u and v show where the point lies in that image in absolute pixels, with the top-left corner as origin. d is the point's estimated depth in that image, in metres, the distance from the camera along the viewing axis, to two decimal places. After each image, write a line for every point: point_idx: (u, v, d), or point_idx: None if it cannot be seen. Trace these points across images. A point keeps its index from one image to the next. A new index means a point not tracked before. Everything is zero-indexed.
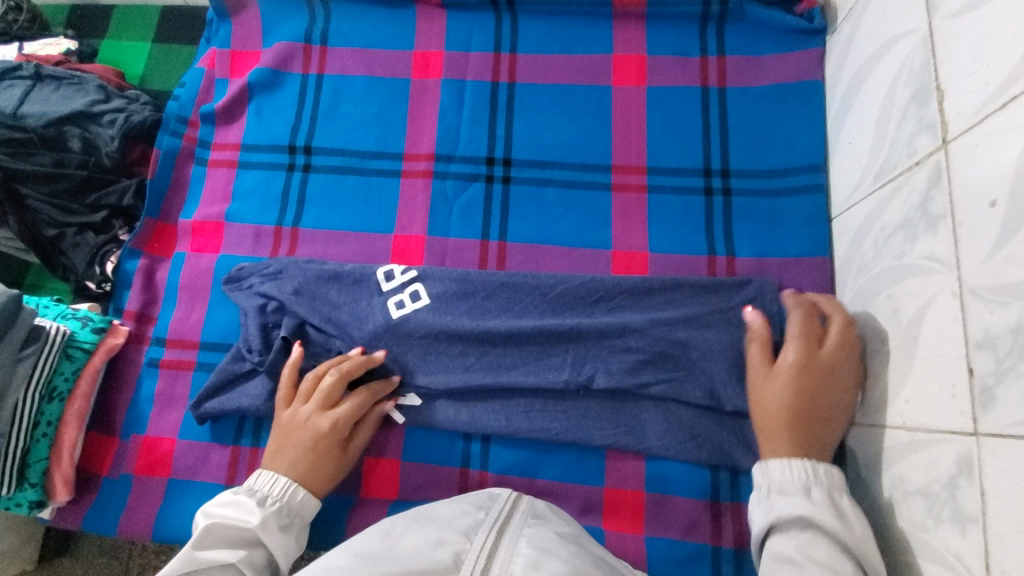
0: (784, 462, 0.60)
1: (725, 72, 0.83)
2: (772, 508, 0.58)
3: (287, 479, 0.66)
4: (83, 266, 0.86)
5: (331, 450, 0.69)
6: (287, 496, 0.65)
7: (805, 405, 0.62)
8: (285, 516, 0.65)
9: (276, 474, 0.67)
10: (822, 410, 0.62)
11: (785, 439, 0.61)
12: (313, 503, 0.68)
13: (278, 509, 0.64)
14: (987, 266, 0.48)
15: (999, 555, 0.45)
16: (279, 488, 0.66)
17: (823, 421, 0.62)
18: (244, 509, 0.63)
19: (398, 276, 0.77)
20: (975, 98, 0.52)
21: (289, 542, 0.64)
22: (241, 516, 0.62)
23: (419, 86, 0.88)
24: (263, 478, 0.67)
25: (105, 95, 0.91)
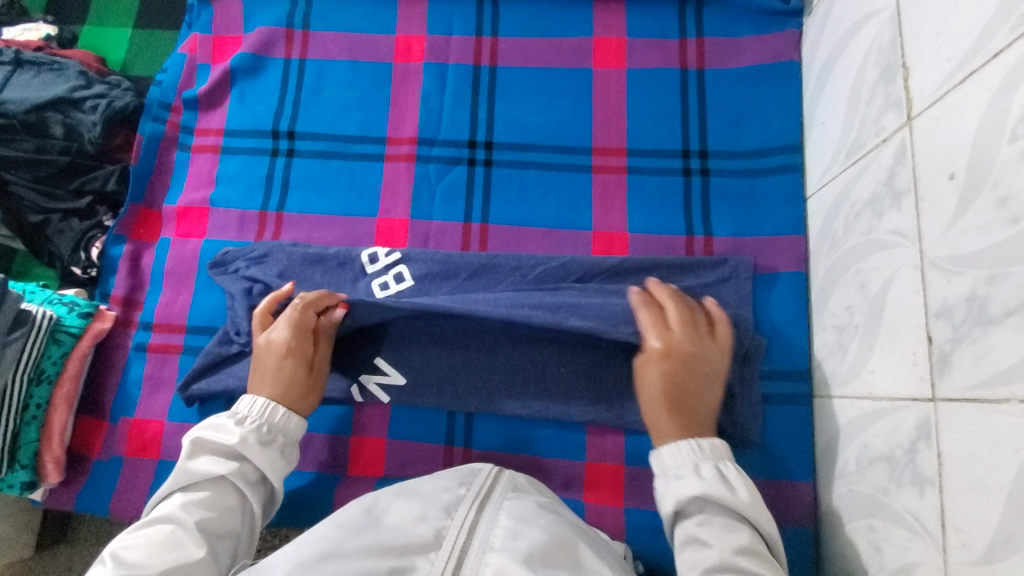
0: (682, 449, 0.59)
1: (704, 54, 0.84)
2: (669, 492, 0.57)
3: (265, 400, 0.65)
4: (68, 251, 0.87)
5: (295, 369, 0.68)
6: (266, 415, 0.64)
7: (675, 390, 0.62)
8: (269, 432, 0.64)
9: (254, 396, 0.66)
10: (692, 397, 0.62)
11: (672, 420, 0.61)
12: (297, 419, 0.66)
13: (258, 426, 0.63)
14: (946, 238, 0.50)
15: (953, 513, 0.48)
16: (257, 409, 0.65)
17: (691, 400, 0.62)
18: (225, 429, 0.63)
19: (382, 259, 0.78)
20: (938, 74, 0.53)
21: (277, 456, 0.63)
22: (223, 434, 0.62)
23: (401, 70, 0.89)
24: (242, 399, 0.66)
25: (87, 81, 0.91)
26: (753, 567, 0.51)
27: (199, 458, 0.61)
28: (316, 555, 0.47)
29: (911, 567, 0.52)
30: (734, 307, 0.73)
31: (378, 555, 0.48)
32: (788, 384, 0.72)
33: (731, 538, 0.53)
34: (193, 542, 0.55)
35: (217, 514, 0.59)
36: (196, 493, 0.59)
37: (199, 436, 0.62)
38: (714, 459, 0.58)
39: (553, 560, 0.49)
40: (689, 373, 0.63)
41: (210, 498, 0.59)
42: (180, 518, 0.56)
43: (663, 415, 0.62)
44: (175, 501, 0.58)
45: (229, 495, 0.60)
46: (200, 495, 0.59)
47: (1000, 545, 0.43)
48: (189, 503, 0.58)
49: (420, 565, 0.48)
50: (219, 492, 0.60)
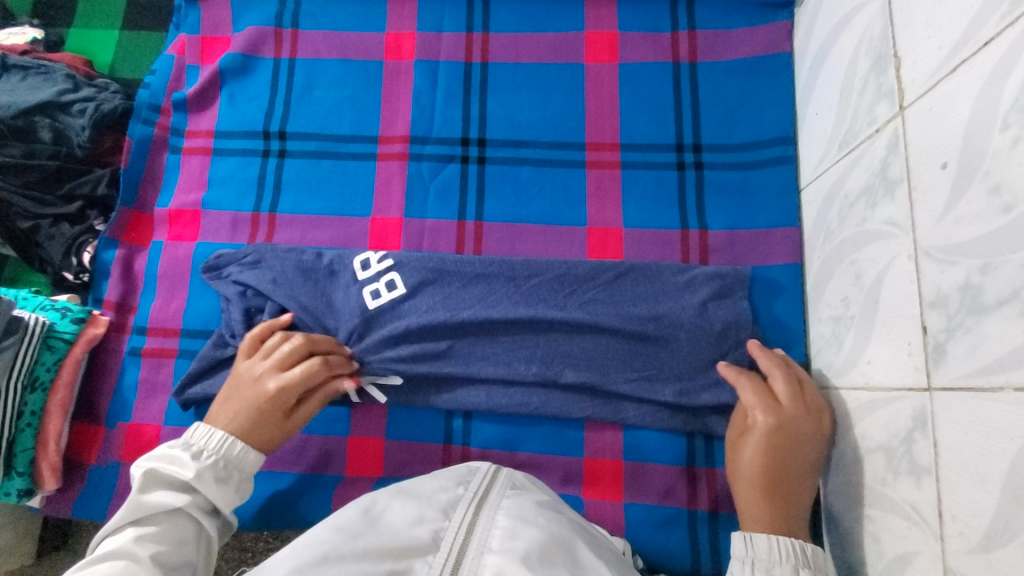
0: (769, 535, 0.58)
1: (696, 47, 0.84)
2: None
3: (224, 433, 0.65)
4: (60, 256, 0.86)
5: (274, 416, 0.68)
6: (224, 449, 0.64)
7: (776, 471, 0.62)
8: (223, 464, 0.64)
9: (211, 428, 0.65)
10: (789, 480, 0.62)
11: (765, 504, 0.61)
12: (254, 453, 0.66)
13: (215, 459, 0.63)
14: (939, 228, 0.50)
15: (950, 502, 0.48)
16: (215, 442, 0.64)
17: (792, 484, 0.62)
18: (180, 462, 0.62)
19: (374, 265, 0.78)
20: (929, 63, 0.53)
21: (230, 489, 0.64)
22: (177, 466, 0.62)
23: (392, 68, 0.88)
24: (201, 429, 0.65)
25: (74, 84, 0.91)
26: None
27: (150, 490, 0.61)
28: (314, 558, 0.47)
29: (909, 556, 0.52)
30: (729, 300, 0.73)
31: (376, 558, 0.48)
32: None
33: None
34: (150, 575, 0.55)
35: (173, 546, 0.59)
36: (151, 526, 0.59)
37: (151, 468, 0.61)
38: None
39: (552, 558, 0.49)
40: (791, 455, 0.62)
41: (166, 530, 0.59)
42: (135, 552, 0.56)
43: (757, 498, 0.61)
44: (126, 536, 0.57)
45: (183, 527, 0.60)
46: (156, 528, 0.58)
47: (996, 534, 0.43)
48: (142, 537, 0.58)
49: (418, 568, 0.48)
50: (174, 524, 0.60)
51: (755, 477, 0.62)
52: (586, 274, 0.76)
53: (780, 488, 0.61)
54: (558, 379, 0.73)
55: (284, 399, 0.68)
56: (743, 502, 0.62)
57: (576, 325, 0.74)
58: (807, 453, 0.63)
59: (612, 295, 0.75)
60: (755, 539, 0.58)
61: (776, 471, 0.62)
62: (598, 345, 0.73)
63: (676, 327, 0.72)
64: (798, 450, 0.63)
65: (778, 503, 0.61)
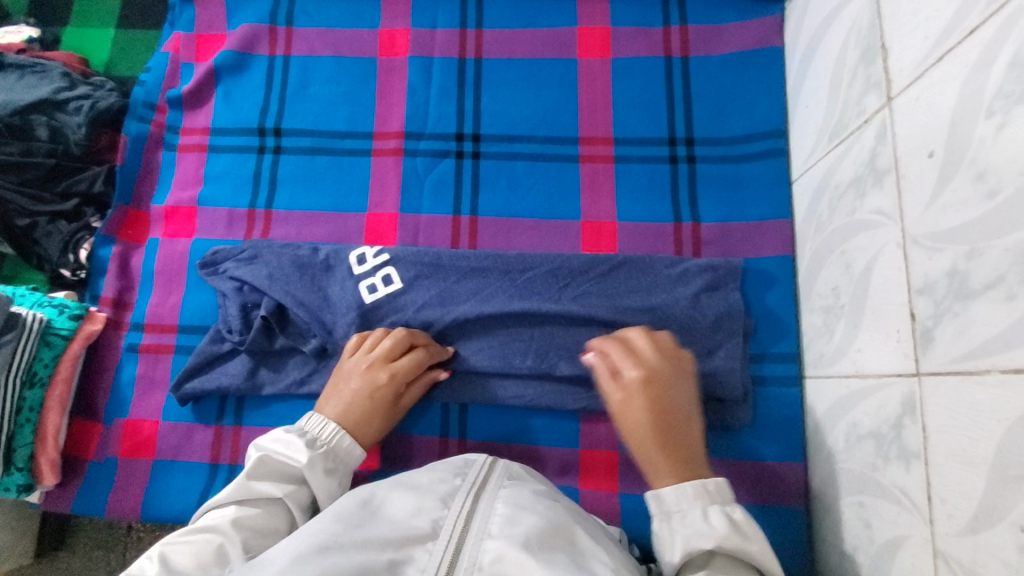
0: (677, 487, 0.56)
1: (688, 41, 0.85)
2: (680, 542, 0.53)
3: (336, 426, 0.66)
4: (56, 254, 0.86)
5: (380, 406, 0.70)
6: (335, 441, 0.65)
7: (661, 420, 0.61)
8: (330, 459, 0.64)
9: (325, 419, 0.67)
10: (676, 425, 0.62)
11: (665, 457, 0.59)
12: (358, 450, 0.67)
13: (326, 452, 0.64)
14: (927, 215, 0.51)
15: (939, 485, 0.48)
16: (328, 435, 0.65)
17: (681, 426, 0.62)
18: (294, 447, 0.62)
19: (370, 260, 0.78)
20: (916, 53, 0.54)
21: (334, 485, 0.63)
22: (291, 455, 0.61)
23: (386, 64, 0.89)
24: (313, 419, 0.66)
25: (70, 82, 0.91)
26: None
27: (262, 473, 0.60)
28: (313, 547, 0.47)
29: (899, 540, 0.53)
30: (721, 292, 0.74)
31: (377, 547, 0.48)
32: (777, 366, 0.73)
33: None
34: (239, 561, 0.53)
35: (264, 537, 0.57)
36: (252, 511, 0.57)
37: (267, 453, 0.60)
38: (719, 503, 0.55)
39: (551, 543, 0.50)
40: (670, 399, 0.63)
41: (264, 517, 0.58)
42: (229, 533, 0.55)
43: (656, 453, 0.60)
44: (226, 513, 0.57)
45: (279, 519, 0.59)
46: (255, 513, 0.57)
47: (984, 515, 0.44)
48: (243, 520, 0.56)
49: (418, 555, 0.49)
50: (271, 514, 0.58)
51: (644, 435, 0.61)
52: (581, 268, 0.76)
53: (671, 435, 0.61)
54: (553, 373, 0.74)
55: (394, 389, 0.71)
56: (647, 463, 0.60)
57: (571, 318, 0.74)
58: (677, 395, 0.64)
59: (606, 288, 0.75)
60: (666, 494, 0.56)
61: (664, 416, 0.62)
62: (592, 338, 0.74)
63: (670, 319, 0.73)
64: (677, 394, 0.64)
65: (674, 451, 0.60)
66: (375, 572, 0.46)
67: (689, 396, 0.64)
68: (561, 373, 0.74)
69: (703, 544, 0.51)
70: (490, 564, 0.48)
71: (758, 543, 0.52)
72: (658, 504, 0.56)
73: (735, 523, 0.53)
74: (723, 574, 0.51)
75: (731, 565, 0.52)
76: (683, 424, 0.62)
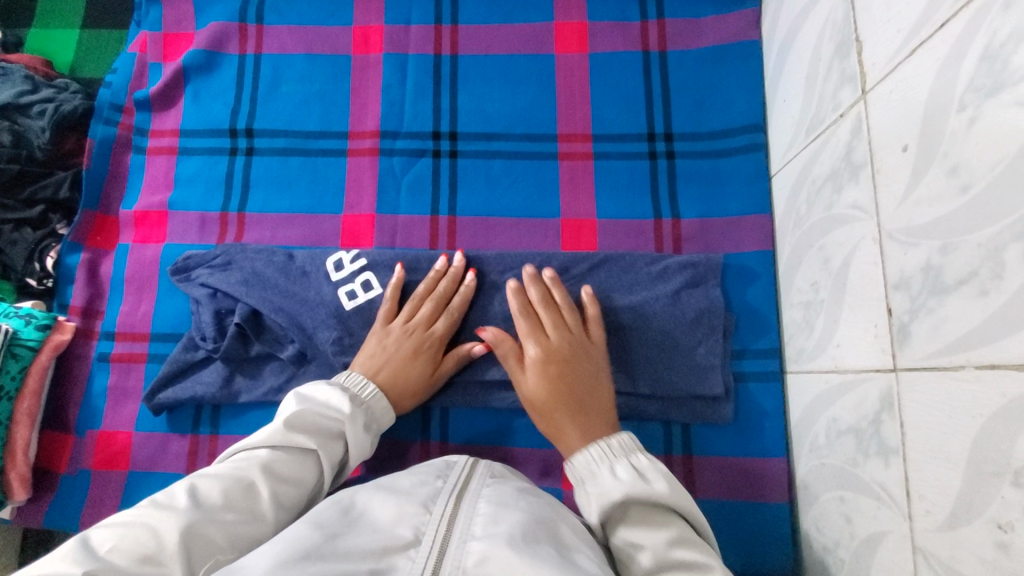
0: (584, 451, 0.59)
1: (665, 36, 0.84)
2: (592, 501, 0.54)
3: (375, 388, 0.67)
4: (21, 262, 0.83)
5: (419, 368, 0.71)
6: (373, 401, 0.66)
7: (567, 390, 0.65)
8: (367, 415, 0.65)
9: (364, 379, 0.67)
10: (580, 391, 0.65)
11: (574, 425, 0.63)
12: (389, 413, 0.68)
13: (365, 410, 0.64)
14: (901, 210, 0.51)
15: (918, 482, 0.48)
16: (369, 396, 0.66)
17: (588, 391, 0.66)
18: (336, 401, 0.62)
19: (348, 266, 0.77)
20: (889, 46, 0.53)
21: (366, 444, 0.63)
22: (332, 409, 0.61)
23: (360, 62, 0.87)
24: (353, 377, 0.67)
25: (33, 86, 0.88)
26: (692, 558, 0.49)
27: (297, 423, 0.59)
28: (294, 556, 0.45)
29: (880, 536, 0.53)
30: (702, 289, 0.73)
31: (358, 557, 0.47)
32: (757, 362, 0.73)
33: (662, 533, 0.51)
34: (267, 506, 0.52)
35: (292, 486, 0.56)
36: (287, 457, 0.57)
37: (308, 405, 0.60)
38: (624, 457, 0.57)
39: (536, 539, 0.50)
40: (572, 370, 0.67)
41: (296, 466, 0.57)
42: (262, 477, 0.54)
43: (564, 423, 0.64)
44: (258, 456, 0.56)
45: (309, 471, 0.58)
46: (288, 461, 0.57)
47: (961, 511, 0.44)
48: (275, 464, 0.56)
49: (401, 564, 0.47)
50: (304, 463, 0.58)
51: (553, 406, 0.65)
52: (561, 267, 0.75)
53: (581, 406, 0.64)
54: None
55: (431, 350, 0.72)
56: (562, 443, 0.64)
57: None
58: (585, 368, 0.67)
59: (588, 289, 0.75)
60: (577, 463, 0.59)
61: (568, 386, 0.65)
62: None
63: (650, 319, 0.73)
64: (579, 370, 0.67)
65: (583, 416, 0.64)
66: None
67: (596, 369, 0.68)
68: None
69: (613, 494, 0.53)
70: (474, 566, 0.47)
71: (663, 484, 0.53)
72: (571, 472, 0.58)
73: (640, 473, 0.55)
74: (640, 521, 0.52)
75: (645, 513, 0.53)
76: (588, 393, 0.65)
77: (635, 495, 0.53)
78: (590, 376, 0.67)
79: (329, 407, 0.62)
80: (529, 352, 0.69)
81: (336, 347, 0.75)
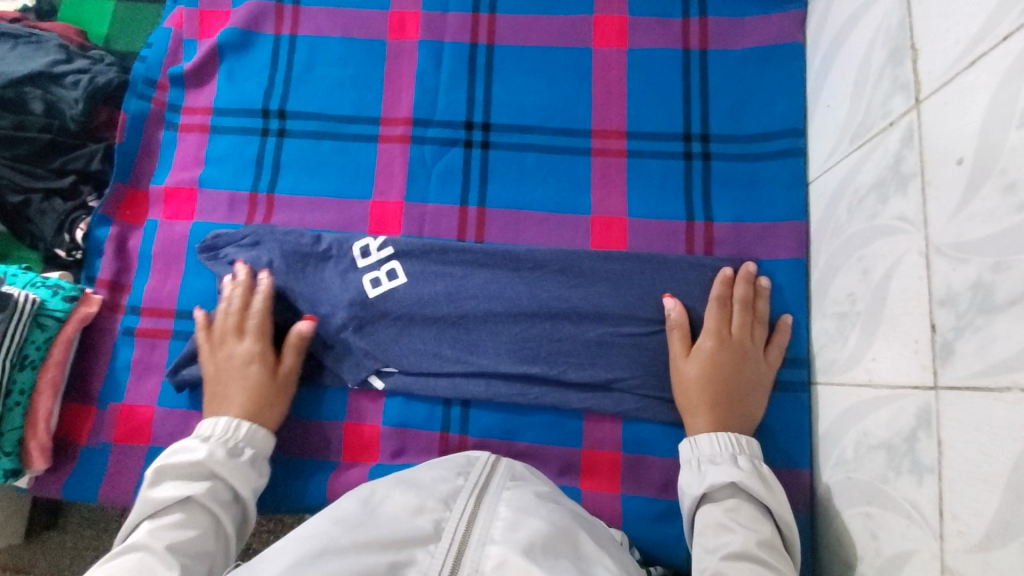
0: (712, 435, 0.65)
1: (707, 34, 0.82)
2: (705, 479, 0.62)
3: (227, 417, 0.68)
4: (51, 233, 0.84)
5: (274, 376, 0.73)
6: (230, 430, 0.67)
7: (713, 386, 0.68)
8: (236, 449, 0.67)
9: (210, 418, 0.68)
10: (739, 390, 0.68)
11: (706, 417, 0.67)
12: (264, 433, 0.69)
13: (221, 439, 0.66)
14: (952, 224, 0.49)
15: (951, 501, 0.47)
16: (220, 427, 0.67)
17: (740, 397, 0.68)
18: (183, 451, 0.64)
19: (374, 253, 0.77)
20: (947, 56, 0.52)
21: (246, 472, 0.66)
22: (186, 454, 0.64)
23: (395, 48, 0.86)
24: (199, 424, 0.68)
25: (67, 55, 0.88)
26: (772, 560, 0.56)
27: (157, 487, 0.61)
28: (312, 553, 0.47)
29: (907, 554, 0.52)
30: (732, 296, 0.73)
31: (378, 549, 0.48)
32: (785, 371, 0.72)
33: (758, 530, 0.58)
34: (163, 565, 0.55)
35: (188, 538, 0.59)
36: (168, 517, 0.59)
37: (159, 464, 0.62)
38: (753, 456, 0.64)
39: (555, 550, 0.50)
40: (736, 369, 0.69)
41: (185, 521, 0.60)
42: (149, 545, 0.57)
43: (696, 410, 0.68)
44: (139, 531, 0.58)
45: (200, 516, 0.61)
46: (174, 519, 0.59)
47: (997, 534, 0.43)
48: (157, 530, 0.58)
49: (420, 558, 0.49)
50: (191, 514, 0.60)
51: (702, 392, 0.68)
52: (591, 267, 0.75)
53: (726, 405, 0.67)
54: (558, 374, 0.73)
55: (265, 359, 0.73)
56: (685, 419, 0.69)
57: (581, 316, 0.74)
58: (754, 376, 0.69)
59: (616, 290, 0.75)
60: (703, 442, 0.65)
61: (721, 386, 0.68)
62: (601, 339, 0.74)
63: None
64: (735, 374, 0.68)
65: (718, 412, 0.67)
66: None
67: (755, 381, 0.69)
68: (569, 379, 0.73)
69: (727, 479, 0.61)
70: (493, 571, 0.47)
71: (775, 492, 0.60)
72: (694, 447, 0.65)
73: (760, 474, 0.62)
74: (742, 511, 0.60)
75: (750, 507, 0.60)
76: (737, 396, 0.68)
77: (748, 487, 0.60)
78: (750, 384, 0.69)
79: (182, 456, 0.63)
80: (704, 339, 0.70)
81: (356, 333, 0.76)
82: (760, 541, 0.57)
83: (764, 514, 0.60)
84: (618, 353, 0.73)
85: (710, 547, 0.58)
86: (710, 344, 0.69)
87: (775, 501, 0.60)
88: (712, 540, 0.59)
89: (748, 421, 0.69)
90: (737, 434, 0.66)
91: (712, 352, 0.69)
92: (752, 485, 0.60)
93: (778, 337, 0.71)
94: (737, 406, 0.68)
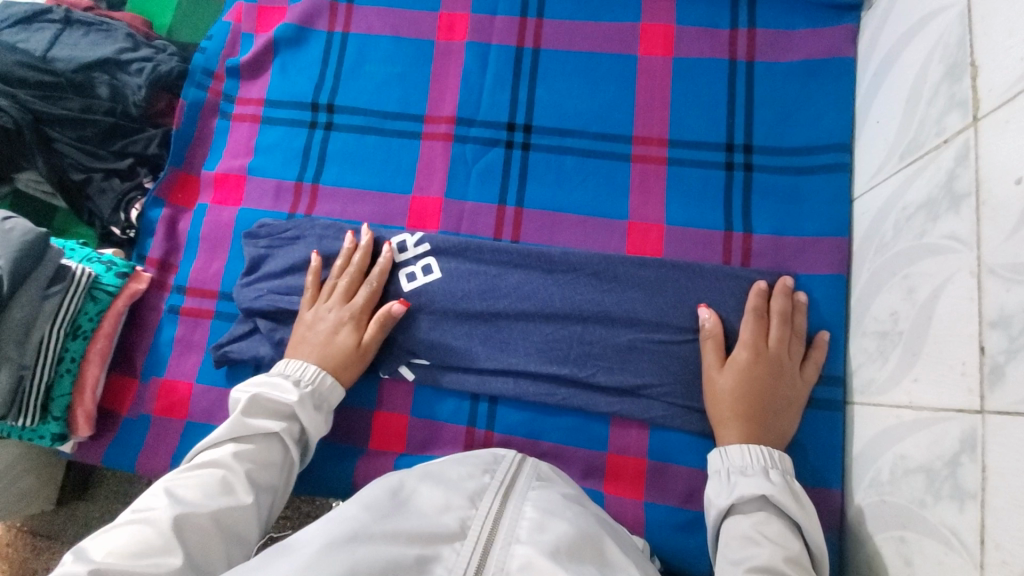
0: (742, 447, 0.64)
1: (754, 45, 0.82)
2: (734, 489, 0.62)
3: (317, 368, 0.72)
4: (109, 211, 0.88)
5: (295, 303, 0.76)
6: (318, 381, 0.71)
7: (746, 400, 0.67)
8: (319, 397, 0.71)
9: (305, 362, 0.72)
10: (772, 405, 0.67)
11: (738, 431, 0.66)
12: (339, 390, 0.73)
13: (312, 389, 0.70)
14: (1007, 246, 0.48)
15: (995, 529, 0.46)
16: (310, 375, 0.71)
17: (774, 413, 0.67)
18: (282, 389, 0.69)
19: (411, 249, 0.79)
20: (1008, 75, 0.50)
21: (319, 421, 0.70)
22: (282, 393, 0.68)
23: (443, 48, 0.88)
24: (293, 364, 0.72)
25: (134, 43, 0.93)
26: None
27: (254, 413, 0.66)
28: (344, 535, 0.48)
29: None
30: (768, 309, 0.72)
31: (405, 541, 0.49)
32: (820, 389, 0.71)
33: (786, 546, 0.57)
34: (242, 489, 0.60)
35: (262, 466, 0.64)
36: (249, 445, 0.64)
37: (259, 393, 0.67)
38: (783, 469, 0.63)
39: (580, 554, 0.50)
40: (771, 384, 0.68)
41: (260, 451, 0.64)
42: (231, 466, 0.61)
43: (727, 423, 0.67)
44: (224, 449, 0.63)
45: (275, 451, 0.66)
46: (252, 447, 0.64)
47: None
48: (241, 453, 0.63)
49: (446, 554, 0.49)
50: (269, 448, 0.65)
51: (733, 404, 0.67)
52: (625, 271, 0.75)
53: (758, 419, 0.66)
54: (586, 378, 0.73)
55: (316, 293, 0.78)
56: (716, 432, 0.68)
57: (613, 320, 0.74)
58: (788, 393, 0.68)
59: (649, 296, 0.74)
60: (732, 452, 0.65)
61: (753, 401, 0.67)
62: (632, 344, 0.73)
63: None
64: (771, 388, 0.67)
65: (750, 425, 0.66)
66: (404, 567, 0.47)
67: (789, 397, 0.68)
68: (597, 383, 0.73)
69: (757, 490, 0.60)
70: (518, 570, 0.48)
71: (805, 508, 0.60)
72: (723, 459, 0.65)
73: (791, 488, 0.61)
74: (772, 525, 0.59)
75: (779, 519, 0.59)
76: (769, 411, 0.67)
77: (779, 501, 0.59)
78: (786, 400, 0.68)
79: (277, 395, 0.68)
80: (737, 351, 0.70)
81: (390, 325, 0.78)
82: (786, 557, 0.56)
83: (793, 532, 0.59)
84: (649, 359, 0.73)
85: (735, 558, 0.58)
86: (744, 357, 0.68)
87: (805, 517, 0.59)
88: (736, 553, 0.58)
89: (783, 438, 0.67)
90: (771, 448, 0.65)
91: (745, 364, 0.68)
92: (783, 499, 0.59)
93: (815, 354, 0.70)
94: (769, 421, 0.67)
